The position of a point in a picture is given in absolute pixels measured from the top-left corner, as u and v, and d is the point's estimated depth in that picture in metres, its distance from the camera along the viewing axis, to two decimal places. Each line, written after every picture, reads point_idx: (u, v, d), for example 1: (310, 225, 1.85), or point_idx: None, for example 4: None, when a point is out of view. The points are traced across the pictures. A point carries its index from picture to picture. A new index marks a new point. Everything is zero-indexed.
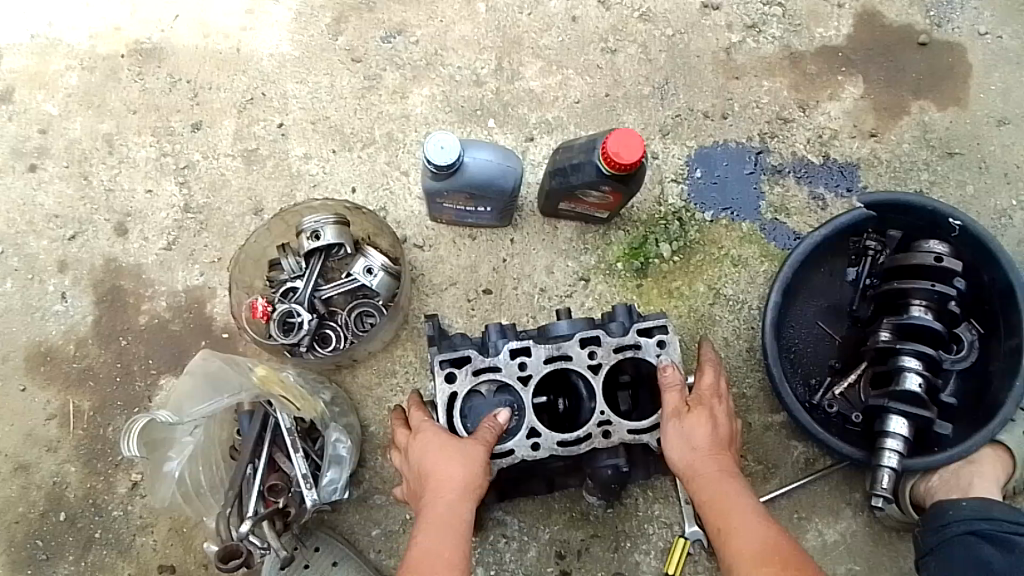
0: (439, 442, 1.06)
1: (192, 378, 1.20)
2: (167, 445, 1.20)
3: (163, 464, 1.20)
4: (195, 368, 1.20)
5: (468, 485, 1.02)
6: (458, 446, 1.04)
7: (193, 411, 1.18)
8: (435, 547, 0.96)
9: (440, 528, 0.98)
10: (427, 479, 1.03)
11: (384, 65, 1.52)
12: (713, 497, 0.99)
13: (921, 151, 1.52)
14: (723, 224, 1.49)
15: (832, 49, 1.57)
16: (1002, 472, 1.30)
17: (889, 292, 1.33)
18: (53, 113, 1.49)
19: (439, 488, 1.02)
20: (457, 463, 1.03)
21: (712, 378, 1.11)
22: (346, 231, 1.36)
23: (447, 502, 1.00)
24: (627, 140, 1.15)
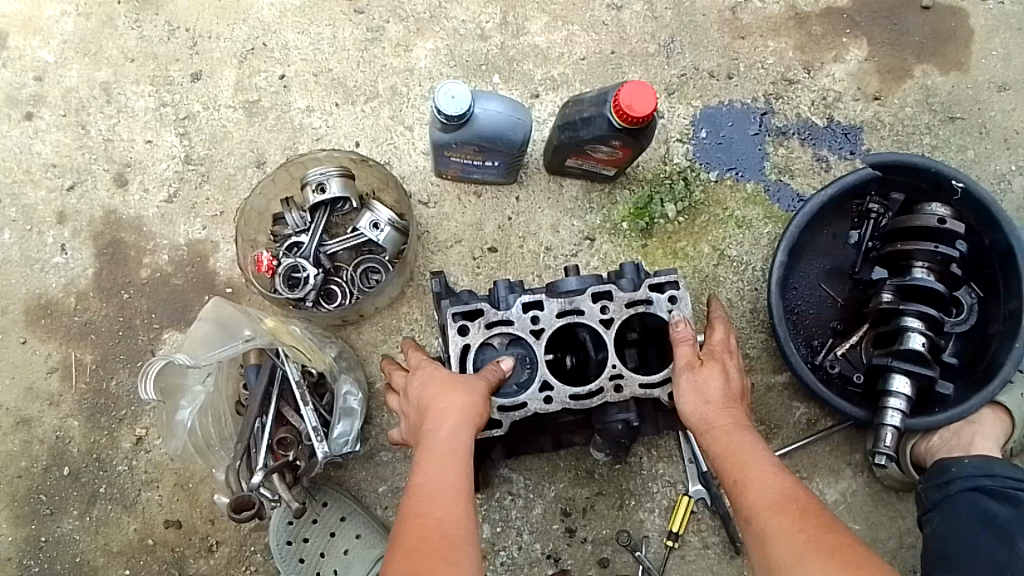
0: (439, 377, 1.05)
1: (206, 323, 1.21)
2: (180, 392, 1.22)
3: (175, 412, 1.22)
4: (207, 315, 1.21)
5: (470, 415, 1.00)
6: (459, 381, 1.04)
7: (207, 355, 1.19)
8: (441, 469, 0.92)
9: (444, 452, 0.94)
10: (428, 411, 1.01)
11: (387, 16, 1.49)
12: (729, 448, 1.01)
13: (923, 115, 1.53)
14: (728, 184, 1.49)
15: (837, 10, 1.56)
16: (1001, 433, 1.35)
17: (892, 254, 1.37)
18: (48, 60, 1.45)
19: (440, 418, 0.99)
20: (458, 395, 1.02)
21: (722, 334, 1.13)
22: (351, 184, 1.34)
23: (450, 429, 0.97)
24: (640, 90, 1.14)
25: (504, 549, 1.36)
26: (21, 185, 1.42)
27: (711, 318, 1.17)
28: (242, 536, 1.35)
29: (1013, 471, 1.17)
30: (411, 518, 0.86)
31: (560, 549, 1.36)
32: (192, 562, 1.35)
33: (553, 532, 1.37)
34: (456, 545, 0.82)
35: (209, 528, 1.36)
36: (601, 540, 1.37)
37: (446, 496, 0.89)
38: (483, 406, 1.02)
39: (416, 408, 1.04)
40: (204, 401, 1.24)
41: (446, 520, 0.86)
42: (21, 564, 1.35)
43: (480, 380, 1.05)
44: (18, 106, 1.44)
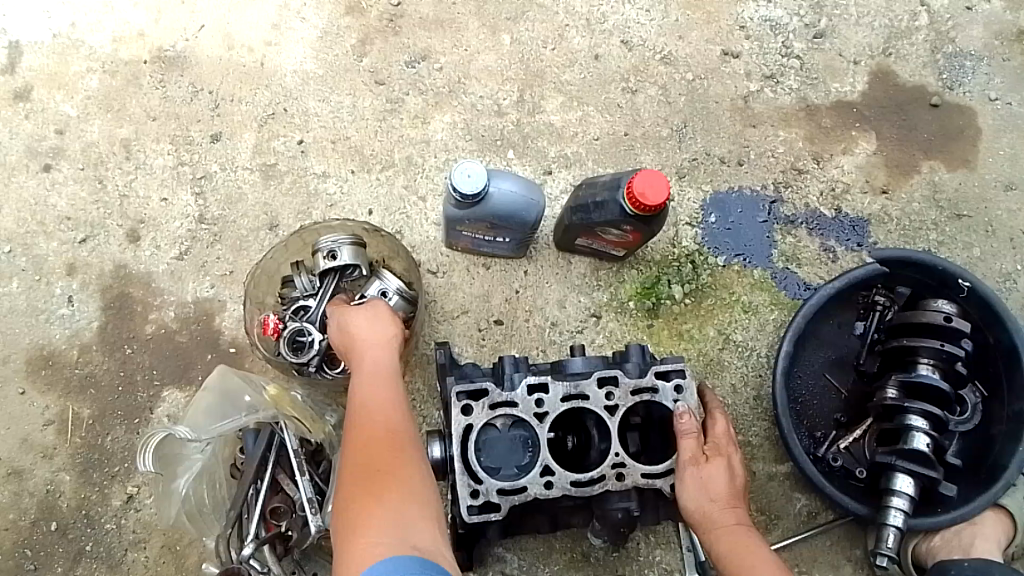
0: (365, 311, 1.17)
1: (210, 396, 1.27)
2: (179, 462, 1.24)
3: (172, 482, 1.24)
4: (212, 383, 1.27)
5: (388, 343, 1.14)
6: (380, 316, 1.17)
7: (207, 428, 1.25)
8: (372, 390, 1.05)
9: (372, 378, 1.07)
10: (355, 344, 1.13)
11: (407, 89, 1.53)
12: (736, 550, 1.05)
13: (930, 211, 1.55)
14: (735, 270, 1.50)
15: (847, 104, 1.60)
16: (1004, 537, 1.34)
17: (898, 350, 1.37)
18: (71, 114, 1.47)
19: (364, 346, 1.12)
20: (379, 326, 1.15)
21: (724, 425, 1.14)
22: (362, 252, 1.30)
23: (377, 359, 1.11)
24: (653, 180, 1.16)
25: None
26: (34, 235, 1.43)
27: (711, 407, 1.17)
28: None
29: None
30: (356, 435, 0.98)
31: None
32: None
33: None
34: (404, 447, 0.97)
35: None
36: None
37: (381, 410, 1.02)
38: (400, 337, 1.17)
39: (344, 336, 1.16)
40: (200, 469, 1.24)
41: (388, 429, 0.99)
42: None
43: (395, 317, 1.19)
44: (38, 156, 1.45)
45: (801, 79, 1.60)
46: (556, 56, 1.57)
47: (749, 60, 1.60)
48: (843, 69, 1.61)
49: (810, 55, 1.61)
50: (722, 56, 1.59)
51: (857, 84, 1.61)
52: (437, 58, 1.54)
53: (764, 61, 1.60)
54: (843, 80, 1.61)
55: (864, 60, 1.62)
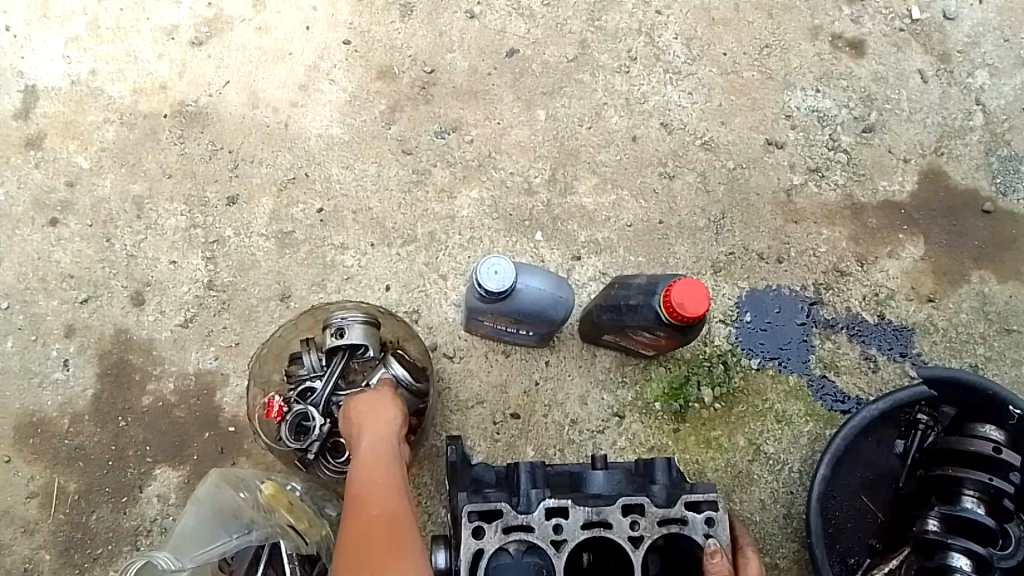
0: (375, 395, 1.13)
1: (198, 509, 1.12)
2: None
3: None
4: (205, 493, 1.14)
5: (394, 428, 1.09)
6: (389, 399, 1.13)
7: (197, 552, 1.06)
8: (373, 471, 0.99)
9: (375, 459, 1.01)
10: (361, 424, 1.08)
11: (434, 161, 1.46)
12: None
13: (978, 323, 1.47)
14: (769, 374, 1.41)
15: (895, 204, 1.52)
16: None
17: (941, 478, 1.28)
18: (82, 167, 1.40)
19: (370, 427, 1.07)
20: (387, 408, 1.11)
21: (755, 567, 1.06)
22: (373, 332, 1.23)
23: (380, 439, 1.05)
24: (693, 289, 1.08)
25: None
26: (33, 292, 1.36)
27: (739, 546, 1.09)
28: None
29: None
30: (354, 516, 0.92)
31: None
32: None
33: None
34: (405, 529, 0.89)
35: None
36: None
37: (382, 492, 0.95)
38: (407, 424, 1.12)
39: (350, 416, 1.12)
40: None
41: (387, 510, 0.92)
42: None
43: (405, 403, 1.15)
44: (45, 210, 1.39)
45: (848, 175, 1.52)
46: (592, 135, 1.50)
47: (794, 151, 1.52)
48: (892, 167, 1.54)
49: (859, 150, 1.54)
50: (766, 145, 1.52)
51: (907, 183, 1.53)
52: (468, 130, 1.47)
53: (810, 153, 1.53)
54: (892, 178, 1.53)
55: (915, 158, 1.54)
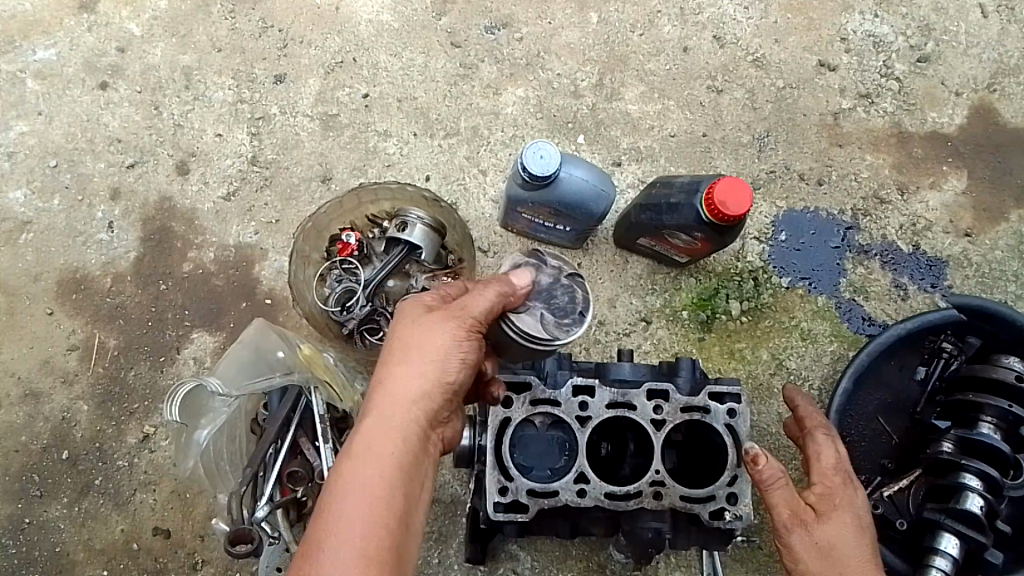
0: (433, 332, 0.88)
1: (243, 350, 1.21)
2: (204, 412, 1.15)
3: (193, 433, 1.14)
4: (248, 337, 1.21)
5: (435, 393, 0.88)
6: (449, 345, 0.88)
7: (239, 385, 1.18)
8: (372, 490, 0.82)
9: (381, 455, 0.84)
10: (391, 398, 0.87)
11: (482, 56, 1.45)
12: None
13: (1012, 261, 1.46)
14: (799, 294, 1.42)
15: (942, 135, 1.50)
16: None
17: (961, 403, 1.29)
18: (134, 34, 1.41)
19: (401, 405, 0.86)
20: (433, 363, 0.88)
21: (833, 451, 1.05)
22: (435, 235, 1.27)
23: (399, 436, 0.85)
24: (735, 189, 1.09)
25: None
26: (80, 153, 1.37)
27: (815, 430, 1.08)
28: (230, 560, 1.27)
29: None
30: (318, 544, 0.78)
31: None
32: None
33: None
34: None
35: (198, 545, 1.27)
36: None
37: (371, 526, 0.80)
38: (460, 384, 0.90)
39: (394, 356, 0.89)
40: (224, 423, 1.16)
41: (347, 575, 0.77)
42: None
43: (477, 340, 0.90)
44: (94, 73, 1.40)
45: (898, 103, 1.50)
46: (644, 42, 1.48)
47: (845, 75, 1.51)
48: (944, 98, 1.51)
49: (911, 78, 1.52)
50: (818, 66, 1.50)
51: (956, 116, 1.51)
52: (518, 28, 1.47)
53: (861, 79, 1.51)
54: (942, 110, 1.51)
55: (968, 92, 1.52)
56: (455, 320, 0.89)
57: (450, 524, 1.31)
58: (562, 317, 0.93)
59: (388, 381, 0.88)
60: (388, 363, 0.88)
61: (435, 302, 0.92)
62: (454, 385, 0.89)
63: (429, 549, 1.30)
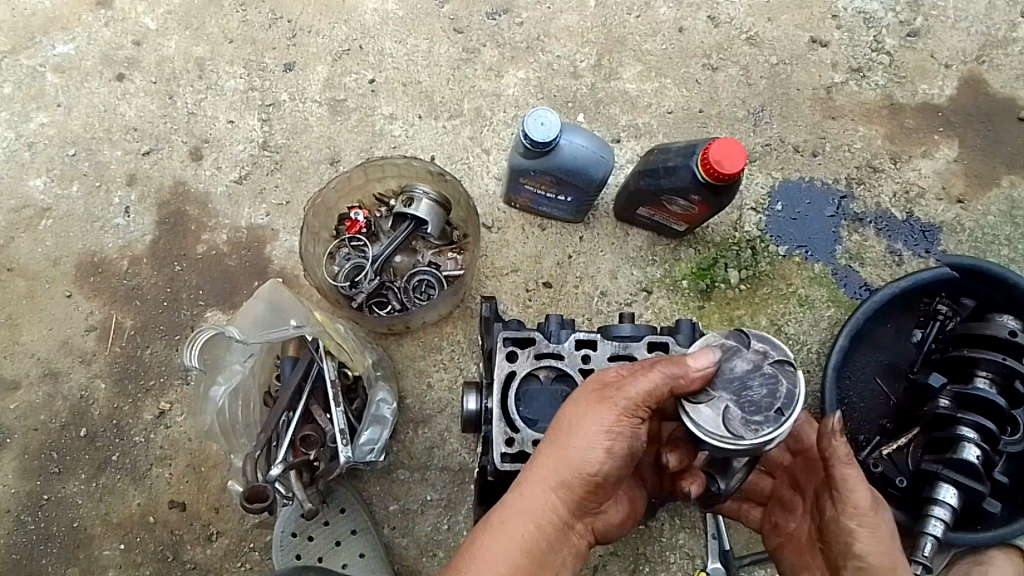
0: (585, 419, 0.88)
1: (259, 304, 1.22)
2: (221, 368, 1.24)
3: (210, 387, 1.23)
4: (263, 294, 1.22)
5: (576, 482, 0.88)
6: (598, 435, 0.87)
7: (256, 335, 1.21)
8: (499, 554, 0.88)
9: (512, 532, 0.89)
10: (544, 468, 0.88)
11: (484, 41, 1.51)
12: None
13: (1005, 227, 1.49)
14: (796, 261, 1.46)
15: (933, 106, 1.54)
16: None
17: (956, 359, 1.32)
18: (149, 28, 1.48)
19: (548, 481, 0.88)
20: (576, 452, 0.87)
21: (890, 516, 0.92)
22: (440, 210, 1.31)
23: (540, 509, 0.88)
24: (730, 148, 1.13)
25: None
26: (98, 141, 1.44)
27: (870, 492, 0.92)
28: (244, 531, 1.30)
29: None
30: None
31: None
32: (188, 549, 1.30)
33: None
34: None
35: (212, 517, 1.30)
36: None
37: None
38: (604, 475, 0.88)
39: (564, 425, 0.89)
40: (239, 381, 1.24)
41: None
42: (19, 518, 1.31)
43: (629, 427, 0.87)
44: (112, 65, 1.47)
45: (888, 76, 1.54)
46: (640, 23, 1.53)
47: (837, 50, 1.55)
48: (934, 71, 1.55)
49: (901, 52, 1.56)
50: (810, 43, 1.55)
51: (947, 87, 1.55)
52: (519, 13, 1.52)
53: (852, 53, 1.55)
54: (933, 82, 1.55)
55: (957, 64, 1.56)
56: (609, 406, 0.87)
57: (459, 492, 1.32)
58: (751, 414, 0.81)
59: (546, 450, 0.88)
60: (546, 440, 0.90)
61: (601, 384, 0.89)
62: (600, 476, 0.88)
63: (438, 516, 1.32)
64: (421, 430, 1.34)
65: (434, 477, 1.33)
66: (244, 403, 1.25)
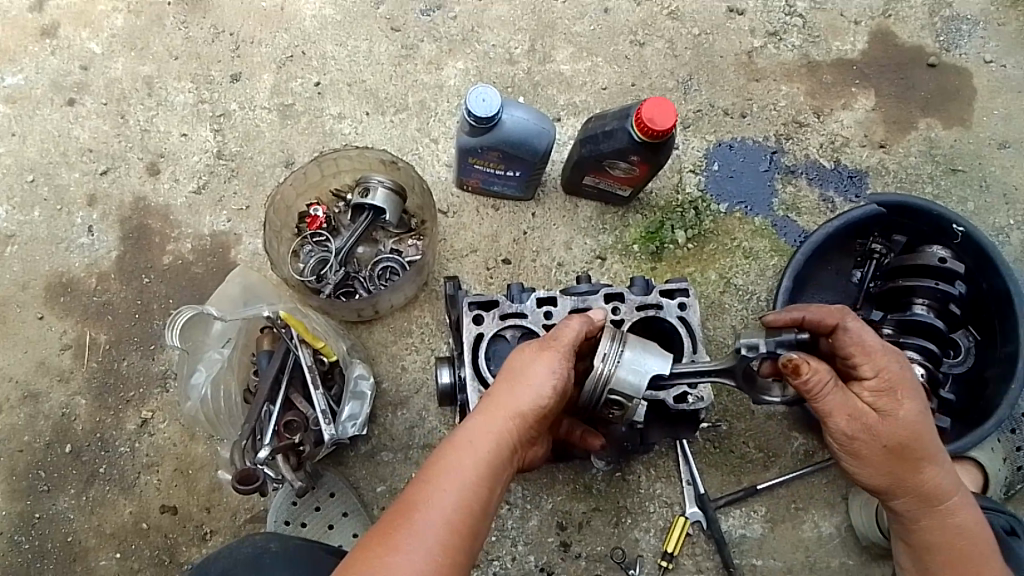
0: (531, 364, 0.96)
1: (237, 294, 1.37)
2: (200, 356, 1.32)
3: (192, 375, 1.31)
4: (237, 281, 1.38)
5: (526, 414, 0.94)
6: (547, 373, 0.95)
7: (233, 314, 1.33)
8: (463, 467, 0.89)
9: (471, 456, 0.90)
10: (501, 398, 0.94)
11: (422, 37, 1.57)
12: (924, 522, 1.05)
13: (926, 166, 1.59)
14: (737, 217, 1.54)
15: (848, 61, 1.64)
16: (969, 485, 1.40)
17: (894, 290, 1.42)
18: (94, 52, 1.52)
19: (507, 409, 0.93)
20: (528, 387, 0.94)
21: (893, 430, 0.98)
22: (396, 199, 1.37)
23: (499, 434, 0.92)
24: (662, 106, 1.21)
25: (497, 559, 1.36)
26: (55, 166, 1.47)
27: (861, 420, 0.98)
28: (237, 526, 1.34)
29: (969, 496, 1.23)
30: (406, 517, 0.85)
31: (553, 562, 1.37)
32: (185, 549, 1.33)
33: (547, 543, 1.37)
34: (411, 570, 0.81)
35: (205, 517, 1.34)
36: (595, 555, 1.37)
37: (452, 495, 0.86)
38: (549, 411, 0.95)
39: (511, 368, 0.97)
40: (218, 369, 1.31)
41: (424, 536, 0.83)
42: (13, 539, 1.34)
43: (569, 370, 0.97)
44: (61, 91, 1.50)
45: (804, 37, 1.65)
46: (567, 8, 1.61)
47: (754, 17, 1.65)
48: (845, 28, 1.66)
49: (814, 14, 1.66)
50: (728, 12, 1.64)
51: (859, 42, 1.65)
52: (451, 8, 1.59)
53: (768, 19, 1.65)
54: (845, 39, 1.65)
55: (867, 20, 1.66)
56: (557, 350, 0.97)
57: None
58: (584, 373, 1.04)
59: (503, 386, 0.95)
60: (492, 388, 0.96)
61: (537, 340, 0.99)
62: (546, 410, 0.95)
63: None
64: (401, 411, 1.40)
65: (417, 455, 1.38)
66: (225, 392, 1.31)
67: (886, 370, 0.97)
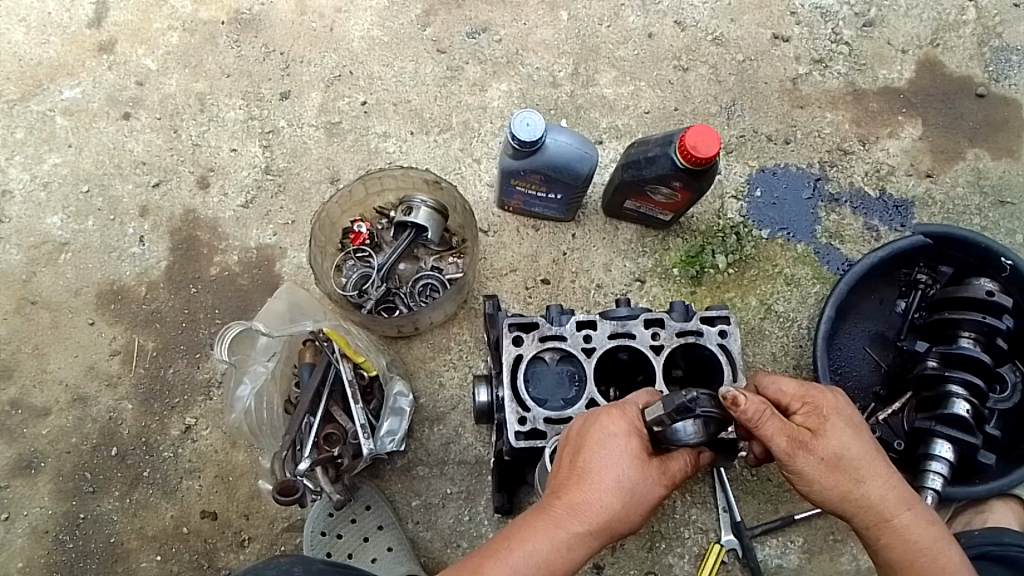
0: (610, 464, 0.91)
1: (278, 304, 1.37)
2: (244, 370, 1.34)
3: (237, 389, 1.34)
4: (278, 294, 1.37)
5: (605, 525, 0.90)
6: (629, 482, 0.91)
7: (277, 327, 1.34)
8: (539, 548, 0.87)
9: (551, 538, 0.88)
10: (588, 478, 0.91)
11: (467, 59, 1.59)
12: (897, 552, 0.95)
13: (974, 197, 1.57)
14: (779, 243, 1.53)
15: (894, 90, 1.63)
16: (1013, 522, 1.37)
17: (940, 322, 1.39)
18: (150, 68, 1.57)
19: (594, 497, 0.90)
20: (607, 494, 0.90)
21: (825, 443, 0.93)
22: (438, 218, 1.39)
23: (583, 524, 0.89)
24: (704, 134, 1.21)
25: None
26: (110, 177, 1.52)
27: (797, 439, 0.93)
28: (274, 534, 1.35)
29: (1021, 538, 1.20)
30: None
31: None
32: (223, 555, 1.35)
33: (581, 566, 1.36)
34: None
35: (244, 524, 1.36)
36: None
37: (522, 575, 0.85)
38: (631, 512, 0.91)
39: (593, 440, 0.93)
40: (262, 382, 1.33)
41: None
42: (58, 538, 1.37)
43: (648, 468, 0.93)
44: (117, 106, 1.55)
45: (850, 65, 1.64)
46: (612, 32, 1.63)
47: (798, 45, 1.64)
48: (892, 57, 1.65)
49: (860, 42, 1.65)
50: (773, 39, 1.64)
51: (905, 71, 1.64)
52: (496, 30, 1.61)
53: (813, 46, 1.64)
54: (891, 68, 1.64)
55: (914, 49, 1.65)
56: (639, 441, 0.93)
57: (477, 483, 1.38)
58: None
59: (587, 468, 0.91)
60: (572, 477, 0.91)
61: (610, 427, 0.93)
62: (625, 524, 0.92)
63: (459, 507, 1.37)
64: (437, 427, 1.40)
65: (452, 471, 1.38)
66: (268, 404, 1.33)
67: (808, 396, 0.97)
